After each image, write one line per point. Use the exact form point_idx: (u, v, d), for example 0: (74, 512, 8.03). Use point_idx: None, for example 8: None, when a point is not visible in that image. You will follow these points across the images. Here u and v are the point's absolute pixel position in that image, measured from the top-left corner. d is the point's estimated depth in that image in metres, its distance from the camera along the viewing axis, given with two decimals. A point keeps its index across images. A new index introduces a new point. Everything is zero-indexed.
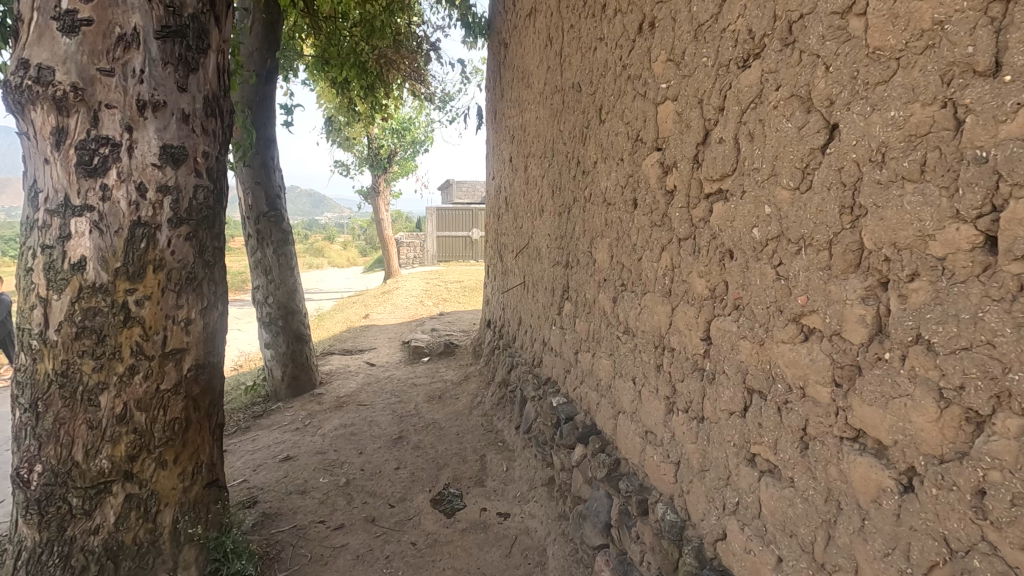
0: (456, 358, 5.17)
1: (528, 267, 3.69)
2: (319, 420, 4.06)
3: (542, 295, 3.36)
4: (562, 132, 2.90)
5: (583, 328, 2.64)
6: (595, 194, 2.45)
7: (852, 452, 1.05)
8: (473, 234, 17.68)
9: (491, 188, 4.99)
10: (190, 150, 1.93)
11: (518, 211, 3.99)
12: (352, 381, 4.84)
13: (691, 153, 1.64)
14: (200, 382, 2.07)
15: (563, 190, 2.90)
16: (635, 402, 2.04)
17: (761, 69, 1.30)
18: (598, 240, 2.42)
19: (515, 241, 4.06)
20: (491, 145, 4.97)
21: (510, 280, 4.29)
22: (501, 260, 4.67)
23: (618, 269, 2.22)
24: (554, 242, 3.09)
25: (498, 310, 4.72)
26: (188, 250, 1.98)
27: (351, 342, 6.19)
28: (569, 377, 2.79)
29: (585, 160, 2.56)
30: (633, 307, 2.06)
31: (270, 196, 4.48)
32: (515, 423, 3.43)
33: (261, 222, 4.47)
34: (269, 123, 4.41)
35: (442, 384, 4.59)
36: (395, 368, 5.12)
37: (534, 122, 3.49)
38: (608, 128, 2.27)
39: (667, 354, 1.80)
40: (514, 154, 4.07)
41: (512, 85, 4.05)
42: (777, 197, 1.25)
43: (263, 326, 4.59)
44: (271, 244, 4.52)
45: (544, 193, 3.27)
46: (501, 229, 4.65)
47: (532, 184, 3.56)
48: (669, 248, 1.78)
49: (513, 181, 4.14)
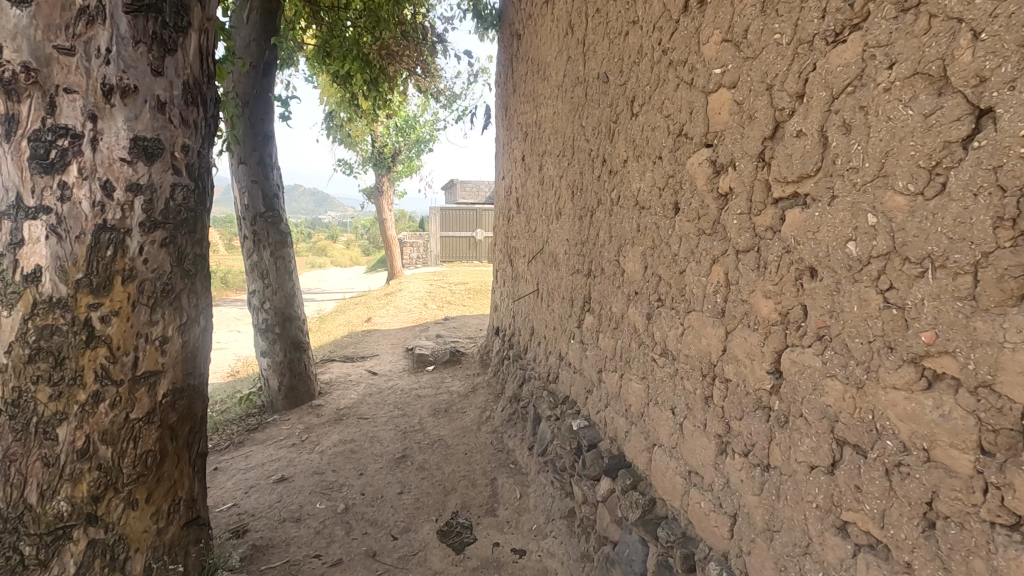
0: (462, 367, 4.92)
1: (542, 275, 3.44)
2: (317, 436, 3.81)
3: (559, 306, 3.11)
4: (584, 128, 2.65)
5: (609, 345, 2.38)
6: (625, 197, 2.19)
7: (1012, 546, 0.79)
8: (477, 234, 17.43)
9: (501, 188, 4.74)
10: (167, 144, 1.68)
11: (531, 215, 3.73)
12: (353, 391, 4.59)
13: (754, 150, 1.38)
14: (178, 409, 1.82)
15: (585, 192, 2.65)
16: (675, 436, 1.78)
17: (863, 43, 1.04)
18: (629, 249, 2.16)
19: (528, 246, 3.80)
20: (501, 142, 4.71)
21: (521, 287, 4.03)
22: (512, 265, 4.42)
23: (653, 282, 1.96)
24: (574, 248, 2.83)
25: (508, 318, 4.47)
26: (164, 257, 1.72)
27: (352, 348, 5.93)
28: (592, 398, 2.54)
29: (612, 158, 2.30)
30: (673, 327, 1.80)
31: (268, 196, 4.23)
32: (528, 444, 3.18)
33: (258, 223, 4.21)
34: (266, 118, 4.16)
35: (448, 395, 4.34)
36: (398, 377, 4.87)
37: (551, 120, 3.23)
38: (643, 122, 2.01)
39: (719, 385, 1.54)
40: (528, 153, 3.81)
41: (526, 79, 3.79)
42: (887, 204, 0.99)
43: (259, 332, 4.33)
44: (268, 247, 4.26)
45: (562, 195, 3.01)
46: (512, 231, 4.39)
47: (548, 186, 3.30)
48: (722, 260, 1.52)
49: (526, 182, 3.88)
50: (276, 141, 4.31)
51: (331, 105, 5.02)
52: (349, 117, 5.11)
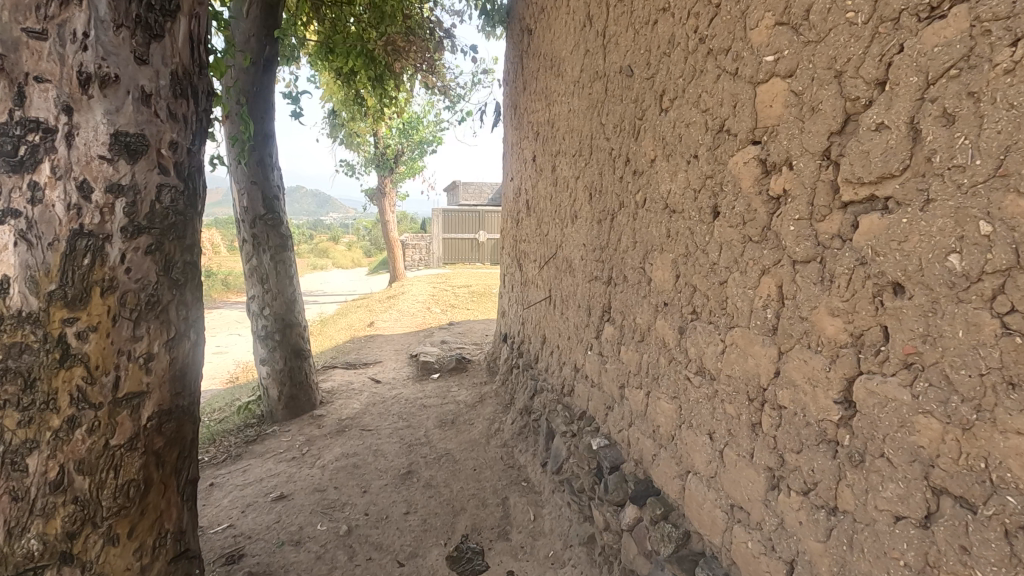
0: (468, 375, 4.75)
1: (555, 281, 3.27)
2: (318, 449, 3.64)
3: (574, 314, 2.94)
4: (604, 126, 2.48)
5: (633, 359, 2.21)
6: (653, 199, 2.01)
7: None
8: (480, 236, 17.28)
9: (509, 190, 4.58)
10: (153, 140, 1.52)
11: (543, 218, 3.56)
12: (356, 401, 4.42)
13: (816, 147, 1.21)
14: (165, 432, 1.65)
15: (605, 194, 2.48)
16: (714, 465, 1.61)
17: (973, 17, 0.87)
18: (657, 255, 1.98)
19: (540, 250, 3.63)
20: (510, 143, 4.55)
21: (532, 293, 3.86)
22: (522, 270, 4.24)
23: (687, 293, 1.79)
24: (591, 254, 2.66)
25: (517, 325, 4.30)
26: (149, 266, 1.55)
27: (354, 354, 5.77)
28: (613, 415, 2.37)
29: (638, 159, 2.14)
30: (712, 344, 1.63)
31: (268, 197, 4.07)
32: (541, 460, 3.01)
33: (258, 226, 4.05)
34: (266, 117, 4.01)
35: (455, 405, 4.17)
36: (402, 385, 4.70)
37: (565, 118, 3.06)
38: (675, 118, 1.84)
39: (771, 412, 1.37)
40: (539, 153, 3.64)
41: (537, 76, 3.63)
42: (1007, 209, 0.82)
43: (258, 340, 4.17)
44: (268, 250, 4.10)
45: (578, 198, 2.84)
46: (521, 235, 4.23)
47: (562, 187, 3.13)
48: (775, 271, 1.35)
49: (538, 184, 3.71)
50: (277, 140, 4.16)
51: (333, 104, 4.84)
52: (352, 117, 4.94)
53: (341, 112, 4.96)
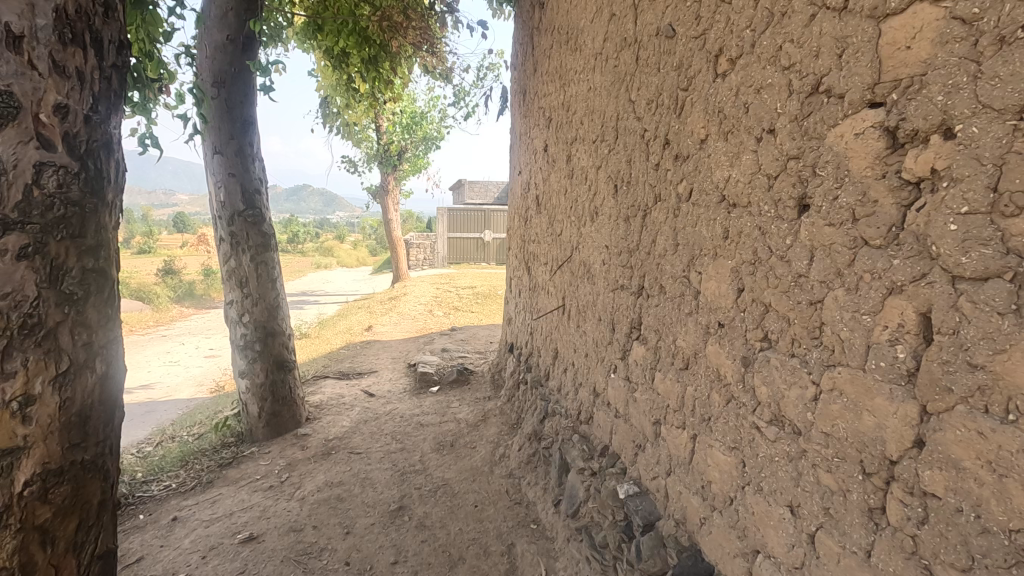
0: (471, 389, 4.33)
1: (570, 288, 2.84)
2: (299, 476, 3.21)
3: (593, 329, 2.51)
4: (635, 104, 2.05)
5: (672, 390, 1.77)
6: (704, 191, 1.58)
7: None
8: (485, 236, 16.87)
9: (517, 185, 4.14)
10: (28, 101, 1.10)
11: (556, 215, 3.13)
12: (346, 418, 3.99)
13: (1008, 99, 0.77)
14: (56, 500, 1.23)
15: (635, 186, 2.04)
16: (799, 553, 1.18)
17: None
18: (711, 262, 1.55)
19: (552, 253, 3.21)
20: (518, 133, 4.11)
21: (543, 300, 3.43)
22: (531, 274, 3.81)
23: (757, 313, 1.35)
24: (616, 258, 2.23)
25: (524, 335, 3.87)
26: (26, 275, 1.13)
27: (348, 363, 5.35)
28: (645, 456, 1.94)
29: (683, 141, 1.70)
30: (797, 386, 1.20)
31: (247, 192, 3.66)
32: (553, 498, 2.58)
33: (236, 223, 3.64)
34: (245, 102, 3.61)
35: (455, 425, 3.74)
36: (398, 400, 4.28)
37: (583, 98, 2.63)
38: (739, 83, 1.40)
39: (904, 499, 0.93)
40: (552, 143, 3.21)
41: (550, 54, 3.19)
42: None
43: (237, 350, 3.74)
44: (248, 250, 3.68)
45: (599, 191, 2.41)
46: (530, 234, 3.79)
47: (578, 181, 2.70)
48: (916, 292, 0.91)
49: (550, 177, 3.28)
50: (257, 128, 3.75)
51: (324, 91, 4.40)
52: (346, 105, 4.49)
53: (333, 100, 4.51)
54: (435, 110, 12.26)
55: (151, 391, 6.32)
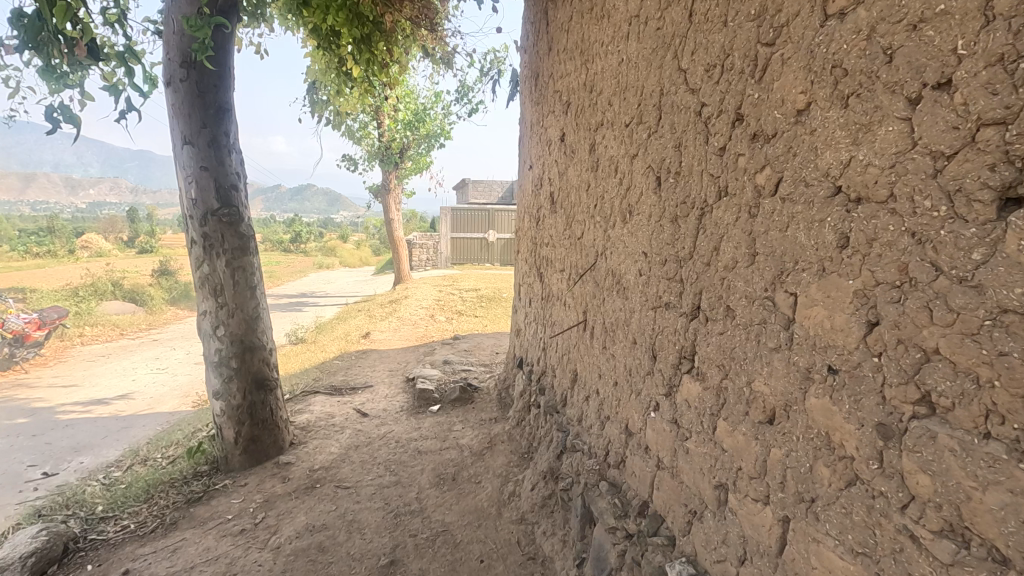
0: (476, 409, 3.89)
1: (594, 302, 2.40)
2: (276, 517, 2.78)
3: (625, 353, 2.06)
4: (687, 73, 1.61)
5: (748, 450, 1.33)
6: (807, 181, 1.13)
7: None
8: (490, 235, 16.41)
9: (529, 181, 3.69)
10: None
11: (575, 216, 2.69)
12: (335, 442, 3.55)
13: None
14: None
15: (689, 177, 1.60)
16: None
17: None
18: (819, 281, 1.10)
19: (570, 259, 2.77)
20: (530, 123, 3.67)
21: (559, 313, 2.99)
22: (544, 282, 3.36)
23: (908, 361, 0.90)
24: (659, 269, 1.79)
25: (536, 351, 3.43)
26: None
27: (342, 375, 4.91)
28: (703, 528, 1.49)
29: (765, 114, 1.25)
30: (1003, 489, 0.75)
31: (222, 187, 3.22)
32: (575, 557, 2.14)
33: (209, 223, 3.20)
34: (219, 86, 3.18)
35: (457, 452, 3.31)
36: (394, 421, 3.84)
37: (613, 75, 2.19)
38: (874, 22, 0.95)
39: None
40: (570, 131, 2.77)
41: (571, 28, 2.74)
42: None
43: (210, 368, 3.29)
44: (223, 254, 3.24)
45: (635, 186, 1.96)
46: (544, 237, 3.35)
47: (605, 173, 2.26)
48: None
49: (567, 172, 2.84)
50: (234, 116, 3.31)
51: (312, 76, 3.95)
52: (337, 93, 4.04)
53: (322, 87, 4.06)
54: (438, 106, 11.84)
55: (132, 404, 5.88)
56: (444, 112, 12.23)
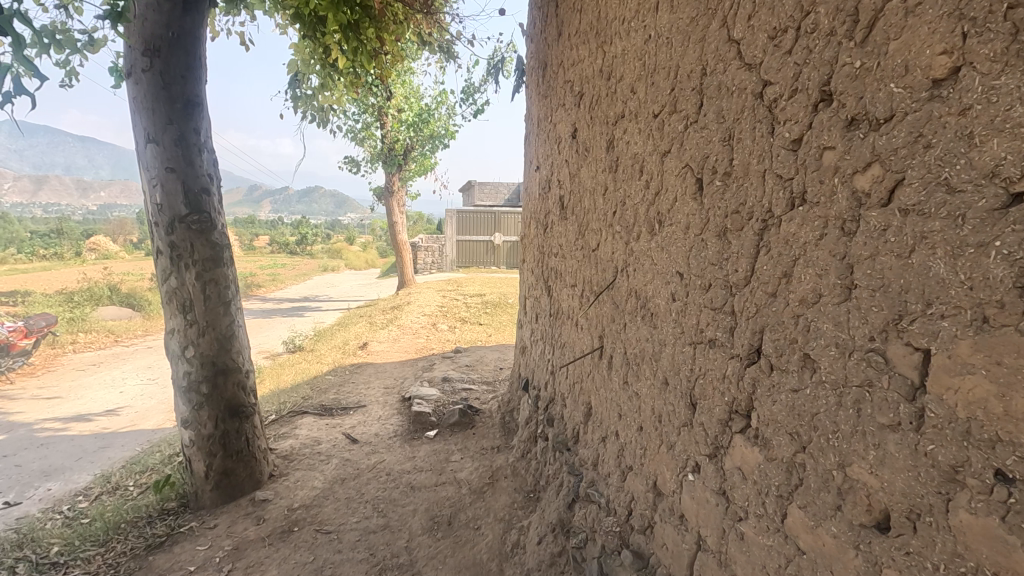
0: (477, 435, 3.52)
1: (612, 326, 2.03)
2: (244, 569, 2.42)
3: (653, 393, 1.70)
4: (741, 43, 1.24)
5: (842, 560, 0.95)
6: (950, 185, 0.76)
7: None
8: (496, 238, 16.06)
9: (536, 183, 3.33)
10: None
11: (590, 224, 2.32)
12: (319, 475, 3.19)
13: None
14: None
15: (745, 179, 1.23)
16: None
17: None
18: (977, 338, 0.73)
19: (584, 274, 2.40)
20: (537, 118, 3.30)
21: (570, 333, 2.62)
22: (553, 297, 2.99)
23: None
24: (700, 295, 1.42)
25: (543, 373, 3.06)
26: None
27: (334, 393, 4.56)
28: None
29: (872, 90, 0.88)
30: None
31: (191, 191, 2.87)
32: None
33: (177, 230, 2.85)
34: (188, 77, 2.83)
35: (454, 488, 2.94)
36: (386, 448, 3.48)
37: (638, 56, 1.82)
38: None
39: None
40: (583, 126, 2.40)
41: (584, 5, 2.37)
42: None
43: (179, 393, 2.93)
44: (192, 265, 2.89)
45: (667, 189, 1.59)
46: (553, 246, 2.98)
47: (627, 174, 1.89)
48: None
49: (580, 173, 2.47)
50: (206, 111, 2.96)
51: (295, 66, 3.59)
52: (322, 85, 3.68)
53: (307, 79, 3.70)
54: (442, 106, 11.49)
55: (115, 419, 5.58)
56: (447, 112, 11.88)
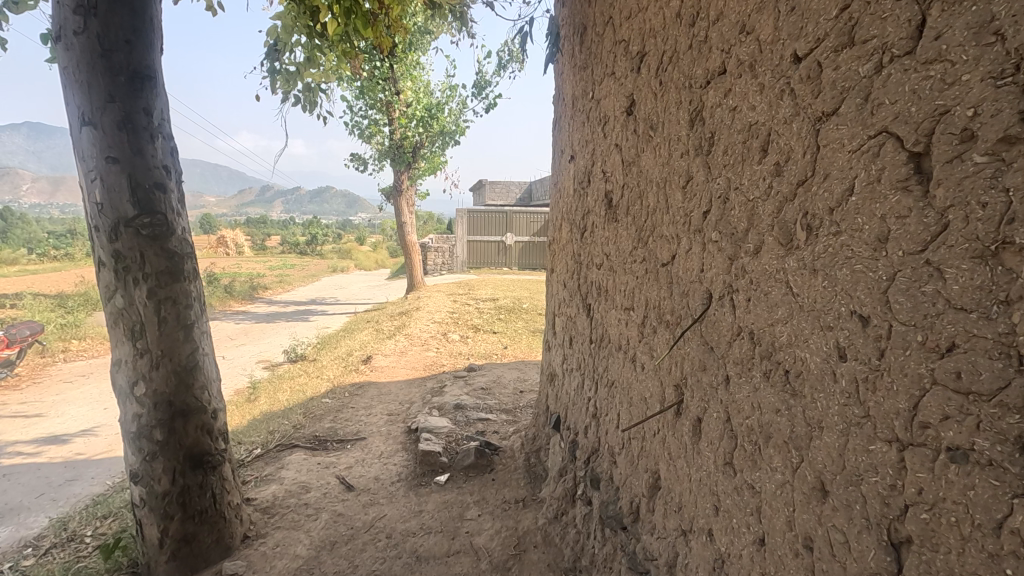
0: (497, 482, 2.92)
1: (703, 376, 1.43)
2: None
3: (790, 497, 1.08)
4: None
5: None
6: None
7: None
8: (508, 239, 15.47)
9: (571, 176, 2.71)
10: None
11: (660, 229, 1.70)
12: (304, 537, 2.59)
13: None
14: None
15: None
16: None
17: None
18: None
19: (649, 297, 1.78)
20: (572, 96, 2.68)
21: (625, 371, 2.00)
22: (595, 320, 2.38)
23: None
24: (926, 363, 0.79)
25: (583, 415, 2.44)
26: None
27: (330, 421, 3.97)
28: None
29: None
30: None
31: (140, 186, 2.28)
32: None
33: (120, 236, 2.26)
34: (138, 44, 2.25)
35: (472, 559, 2.33)
36: (388, 498, 2.88)
37: None
38: None
39: None
40: (647, 96, 1.79)
41: None
42: None
43: (126, 441, 2.33)
44: (140, 279, 2.29)
45: (835, 176, 0.96)
46: (596, 255, 2.37)
47: (736, 154, 1.27)
48: None
49: (641, 159, 1.85)
50: (162, 88, 2.38)
51: (274, 34, 3.00)
52: (309, 59, 3.08)
53: (289, 51, 3.10)
54: (452, 100, 10.88)
55: (92, 443, 5.02)
56: (458, 106, 11.25)
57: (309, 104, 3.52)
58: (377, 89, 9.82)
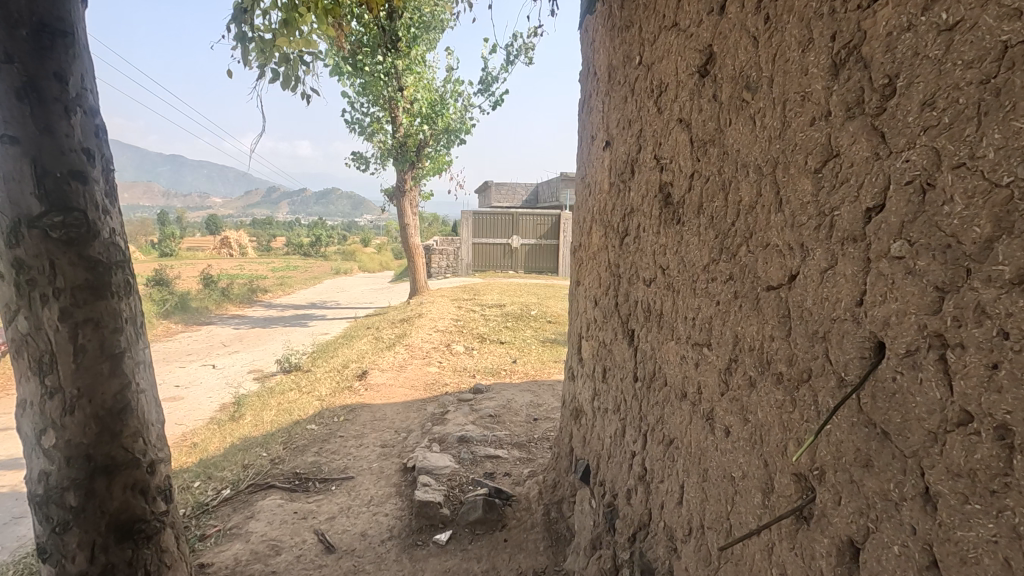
0: (509, 545, 2.37)
1: (866, 479, 0.87)
2: None
3: None
4: None
5: None
6: None
7: None
8: (514, 241, 14.95)
9: (606, 167, 2.16)
10: None
11: (771, 236, 1.14)
12: None
13: None
14: None
15: None
16: None
17: None
18: None
19: (744, 334, 1.23)
20: (609, 65, 2.12)
21: (694, 430, 1.47)
22: (643, 353, 1.83)
23: None
24: None
25: (625, 475, 1.89)
26: None
27: (314, 454, 3.43)
28: None
29: None
30: None
31: (50, 174, 1.73)
32: None
33: (21, 238, 1.71)
34: None
35: None
36: (376, 564, 2.34)
37: None
38: None
39: None
40: (742, 42, 1.24)
41: None
42: None
43: (32, 506, 1.80)
44: (48, 296, 1.75)
45: None
46: (644, 269, 1.82)
47: (965, 106, 0.72)
48: None
49: (727, 135, 1.31)
50: (81, 50, 1.84)
51: None
52: (285, 23, 2.54)
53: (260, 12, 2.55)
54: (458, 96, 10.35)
55: None
56: (464, 102, 10.68)
57: (291, 80, 2.97)
58: (379, 84, 9.30)
